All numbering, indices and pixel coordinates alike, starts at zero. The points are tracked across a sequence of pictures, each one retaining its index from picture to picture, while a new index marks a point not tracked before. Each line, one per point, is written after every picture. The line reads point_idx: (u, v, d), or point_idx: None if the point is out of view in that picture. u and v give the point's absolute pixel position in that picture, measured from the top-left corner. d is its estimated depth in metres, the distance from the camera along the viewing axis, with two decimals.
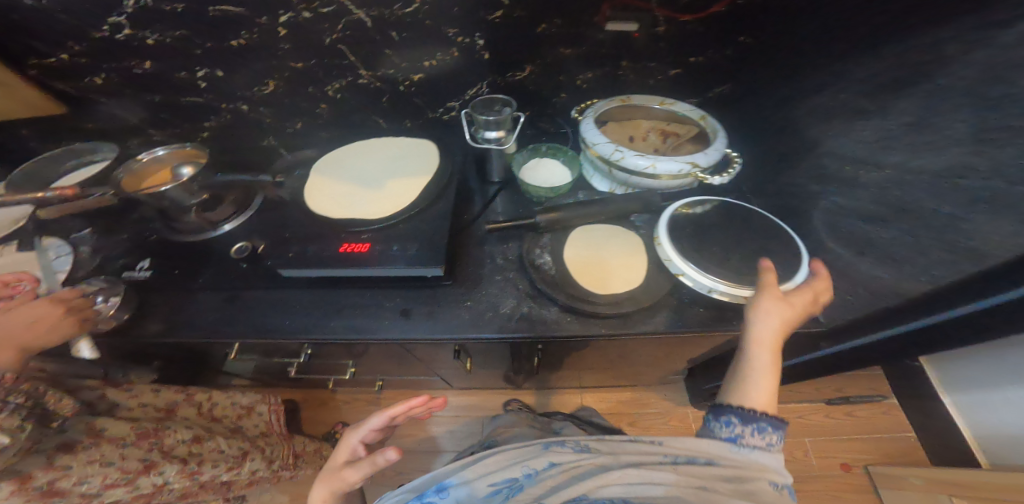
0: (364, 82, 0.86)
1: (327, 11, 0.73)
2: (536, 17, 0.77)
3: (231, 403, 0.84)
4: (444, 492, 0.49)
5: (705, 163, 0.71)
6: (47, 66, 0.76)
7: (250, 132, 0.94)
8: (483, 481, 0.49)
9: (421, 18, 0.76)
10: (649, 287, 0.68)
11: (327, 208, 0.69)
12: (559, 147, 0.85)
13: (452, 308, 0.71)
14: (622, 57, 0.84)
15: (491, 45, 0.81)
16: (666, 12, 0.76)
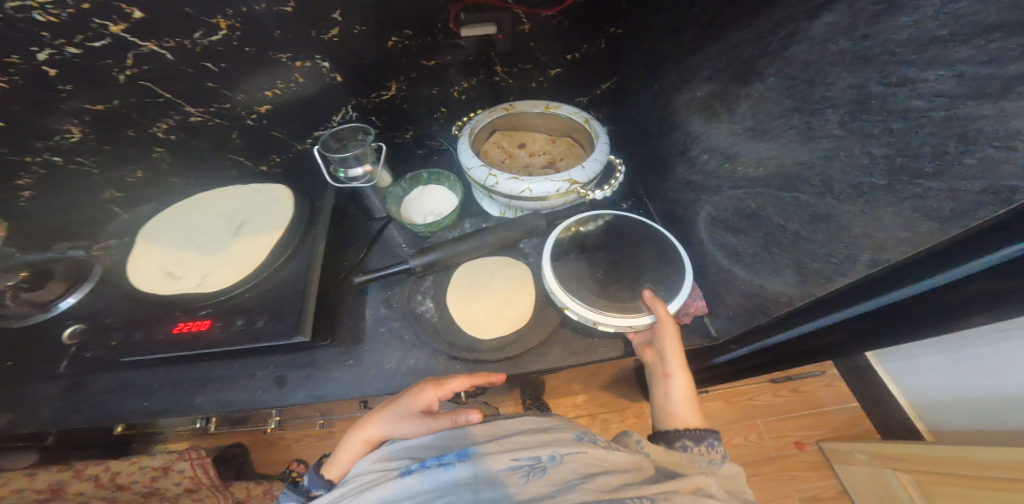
0: (198, 120, 0.74)
1: (100, 45, 0.59)
2: (379, 30, 0.67)
3: (141, 467, 0.79)
4: (465, 457, 0.44)
5: (584, 179, 0.67)
6: None
7: (79, 193, 0.79)
8: (511, 454, 0.44)
9: (237, 45, 0.65)
10: (535, 323, 0.66)
11: (161, 285, 0.61)
12: (441, 172, 0.79)
13: (333, 369, 0.62)
14: (492, 61, 0.76)
15: (336, 67, 0.72)
16: (524, 9, 0.68)
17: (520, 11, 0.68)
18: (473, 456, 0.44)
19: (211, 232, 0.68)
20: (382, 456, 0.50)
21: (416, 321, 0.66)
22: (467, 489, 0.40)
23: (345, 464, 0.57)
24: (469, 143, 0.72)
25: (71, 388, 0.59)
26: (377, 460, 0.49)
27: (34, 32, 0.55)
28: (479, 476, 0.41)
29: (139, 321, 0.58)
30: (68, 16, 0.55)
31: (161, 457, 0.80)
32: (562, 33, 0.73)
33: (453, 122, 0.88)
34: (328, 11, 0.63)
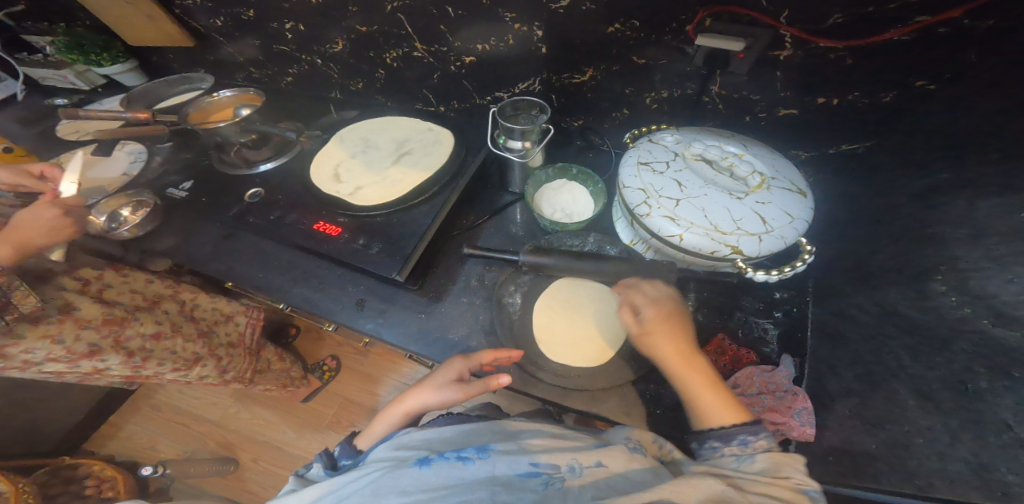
0: (418, 56, 0.82)
1: None
2: (607, 13, 0.62)
3: (213, 307, 0.84)
4: (485, 453, 0.42)
5: (751, 253, 0.51)
6: (183, 8, 0.90)
7: (320, 84, 0.98)
8: (529, 458, 0.41)
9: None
10: (607, 371, 0.58)
11: (322, 179, 0.70)
12: (592, 174, 0.72)
13: (406, 313, 0.65)
14: (712, 78, 0.64)
15: (550, 41, 0.69)
16: (798, 33, 0.53)
17: (789, 34, 0.54)
18: (493, 453, 0.42)
19: (375, 149, 0.74)
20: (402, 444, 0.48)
21: (499, 310, 0.63)
22: (484, 490, 0.38)
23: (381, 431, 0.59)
24: (634, 156, 0.60)
25: (226, 237, 0.73)
26: (397, 447, 0.48)
27: None
28: (498, 479, 0.39)
29: (292, 206, 0.68)
30: None
31: (232, 306, 0.87)
32: (833, 73, 0.56)
33: (626, 128, 0.79)
34: None
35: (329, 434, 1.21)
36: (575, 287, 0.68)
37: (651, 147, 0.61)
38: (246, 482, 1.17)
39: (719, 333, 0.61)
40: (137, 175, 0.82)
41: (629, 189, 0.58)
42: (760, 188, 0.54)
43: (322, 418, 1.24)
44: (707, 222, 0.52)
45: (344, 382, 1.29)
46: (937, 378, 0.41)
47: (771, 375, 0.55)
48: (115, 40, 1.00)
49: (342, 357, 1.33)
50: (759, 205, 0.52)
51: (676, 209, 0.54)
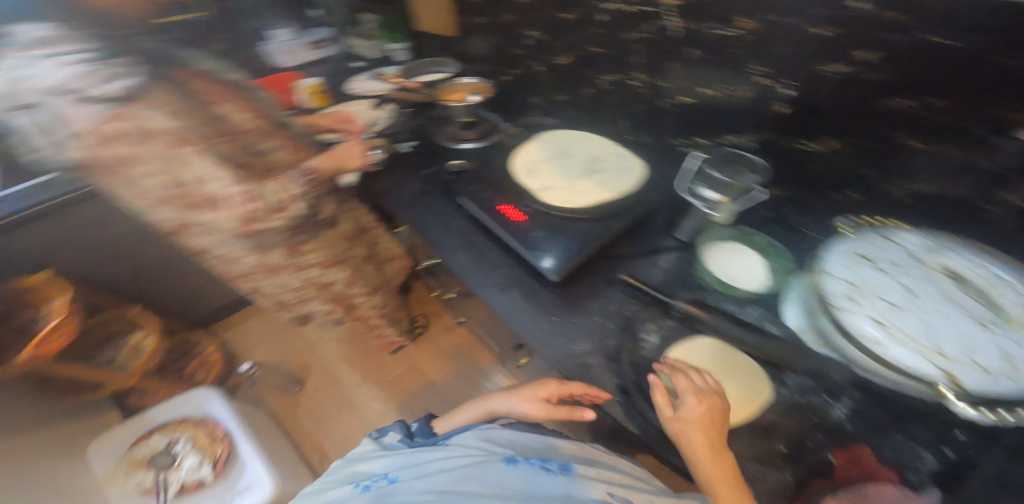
0: (632, 84, 0.86)
1: (645, 11, 0.73)
2: (891, 85, 0.53)
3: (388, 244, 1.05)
4: (565, 471, 0.57)
5: (978, 392, 0.41)
6: (464, 4, 1.12)
7: (530, 88, 1.11)
8: (603, 486, 0.55)
9: (735, 45, 0.65)
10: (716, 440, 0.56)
11: (519, 169, 0.79)
12: (778, 251, 0.68)
13: (539, 310, 0.70)
14: (1005, 185, 0.50)
15: (796, 103, 0.64)
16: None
17: None
18: (573, 474, 0.57)
19: (569, 159, 0.80)
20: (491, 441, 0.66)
21: (631, 342, 0.65)
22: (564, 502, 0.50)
23: (456, 423, 0.84)
24: (852, 245, 0.57)
25: (422, 193, 0.89)
26: (483, 440, 0.66)
27: None
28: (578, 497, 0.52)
29: (486, 183, 0.78)
30: None
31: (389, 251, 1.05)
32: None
33: (828, 211, 0.72)
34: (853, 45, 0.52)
35: (390, 391, 1.40)
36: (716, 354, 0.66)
37: (883, 244, 0.56)
38: (297, 413, 1.37)
39: (863, 443, 0.53)
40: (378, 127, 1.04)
41: (830, 276, 0.53)
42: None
43: (389, 372, 1.43)
44: (925, 338, 0.45)
45: (426, 352, 1.46)
46: None
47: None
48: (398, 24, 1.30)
49: (432, 329, 1.51)
50: (1015, 344, 0.43)
51: (888, 312, 0.48)
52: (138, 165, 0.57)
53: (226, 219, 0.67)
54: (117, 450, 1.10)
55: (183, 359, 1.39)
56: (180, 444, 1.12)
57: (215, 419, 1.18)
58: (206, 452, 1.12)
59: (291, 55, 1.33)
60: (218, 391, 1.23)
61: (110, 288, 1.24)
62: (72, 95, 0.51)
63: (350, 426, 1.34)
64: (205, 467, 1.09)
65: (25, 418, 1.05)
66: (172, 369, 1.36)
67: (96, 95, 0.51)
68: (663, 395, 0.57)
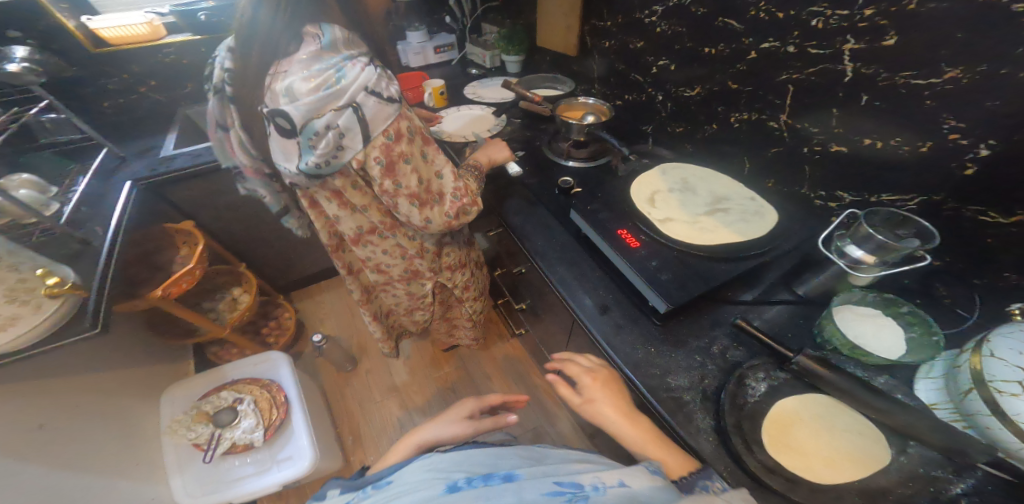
0: (772, 126, 0.83)
1: (816, 53, 0.70)
2: None
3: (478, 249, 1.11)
4: (511, 476, 0.46)
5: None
6: (597, 28, 1.15)
7: (644, 116, 1.12)
8: (552, 480, 0.45)
9: (922, 95, 0.61)
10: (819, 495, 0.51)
11: (639, 195, 0.79)
12: (927, 322, 0.62)
13: (638, 338, 0.69)
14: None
15: (994, 165, 0.58)
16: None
17: None
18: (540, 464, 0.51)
19: (691, 195, 0.79)
20: (436, 469, 0.50)
21: (736, 385, 0.61)
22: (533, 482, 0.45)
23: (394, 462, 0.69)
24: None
25: (529, 204, 0.93)
26: (427, 471, 0.50)
27: (791, 30, 0.72)
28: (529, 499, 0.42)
29: (601, 201, 0.79)
30: (831, 28, 0.66)
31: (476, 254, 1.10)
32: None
33: (974, 297, 0.65)
34: None
35: (439, 387, 1.44)
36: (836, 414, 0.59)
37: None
38: (346, 385, 1.45)
39: None
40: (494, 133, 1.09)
41: (993, 354, 0.48)
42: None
43: (439, 369, 1.49)
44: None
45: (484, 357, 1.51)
46: None
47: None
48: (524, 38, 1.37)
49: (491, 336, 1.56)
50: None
51: None
52: (409, 162, 0.63)
53: (441, 213, 0.71)
54: (195, 396, 1.16)
55: (264, 319, 1.52)
56: (244, 403, 1.12)
57: (277, 385, 1.17)
58: (262, 416, 1.11)
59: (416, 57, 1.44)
60: (289, 359, 1.24)
61: (227, 243, 1.39)
62: (382, 100, 0.57)
63: (390, 414, 1.38)
64: (257, 431, 1.08)
65: (132, 354, 1.18)
66: (253, 327, 1.48)
67: (388, 94, 0.58)
68: (567, 388, 0.65)
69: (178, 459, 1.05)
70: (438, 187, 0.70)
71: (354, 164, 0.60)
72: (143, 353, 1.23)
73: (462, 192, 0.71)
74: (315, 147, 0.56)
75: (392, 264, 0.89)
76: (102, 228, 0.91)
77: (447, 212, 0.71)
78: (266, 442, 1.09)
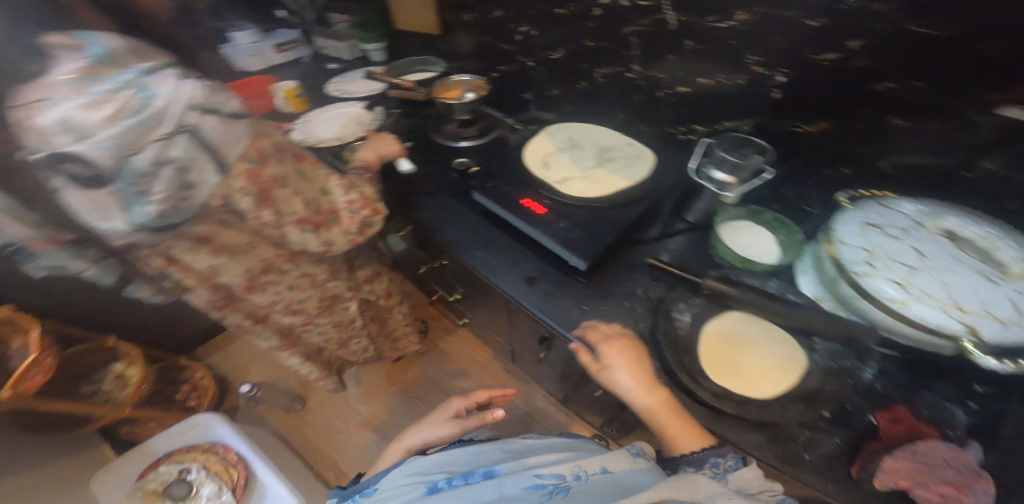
0: (631, 76, 0.89)
1: (645, 5, 0.76)
2: (878, 72, 0.59)
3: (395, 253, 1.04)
4: (493, 473, 0.52)
5: (994, 341, 0.45)
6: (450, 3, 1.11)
7: (522, 84, 1.13)
8: (533, 474, 0.50)
9: (728, 35, 0.70)
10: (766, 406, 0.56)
11: (533, 163, 0.80)
12: (787, 225, 0.73)
13: (569, 300, 0.71)
14: (987, 153, 0.56)
15: (796, 87, 0.68)
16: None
17: None
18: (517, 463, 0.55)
19: (580, 153, 0.82)
20: (417, 471, 0.58)
21: (665, 321, 0.65)
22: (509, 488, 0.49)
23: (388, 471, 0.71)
24: (861, 215, 0.60)
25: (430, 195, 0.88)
26: (411, 475, 0.58)
27: None
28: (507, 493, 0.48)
29: (500, 177, 0.79)
30: None
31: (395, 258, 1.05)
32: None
33: (820, 187, 0.78)
34: (846, 37, 0.58)
35: (400, 399, 1.37)
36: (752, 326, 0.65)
37: (885, 211, 0.60)
38: (304, 427, 1.33)
39: (893, 400, 0.55)
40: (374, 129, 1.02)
41: (847, 245, 0.57)
42: (1021, 276, 0.48)
43: (395, 381, 1.40)
44: (942, 294, 0.49)
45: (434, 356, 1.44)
46: None
47: (957, 452, 0.48)
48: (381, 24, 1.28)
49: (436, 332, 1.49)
50: (1018, 293, 0.47)
51: (903, 274, 0.51)
52: (281, 187, 0.58)
53: (342, 231, 0.69)
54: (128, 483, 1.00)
55: (172, 386, 1.31)
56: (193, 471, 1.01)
57: (224, 443, 1.06)
58: (222, 478, 1.00)
59: (253, 59, 1.24)
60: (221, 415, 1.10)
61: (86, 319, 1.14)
62: (225, 116, 0.51)
63: (364, 444, 1.29)
64: (225, 494, 0.97)
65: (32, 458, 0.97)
66: (162, 397, 1.28)
67: (232, 112, 0.51)
68: (585, 354, 0.64)
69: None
70: (329, 205, 0.66)
71: (213, 202, 0.53)
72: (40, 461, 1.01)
73: (359, 203, 0.68)
74: (149, 192, 0.47)
75: (304, 299, 0.81)
76: None
77: (348, 229, 0.69)
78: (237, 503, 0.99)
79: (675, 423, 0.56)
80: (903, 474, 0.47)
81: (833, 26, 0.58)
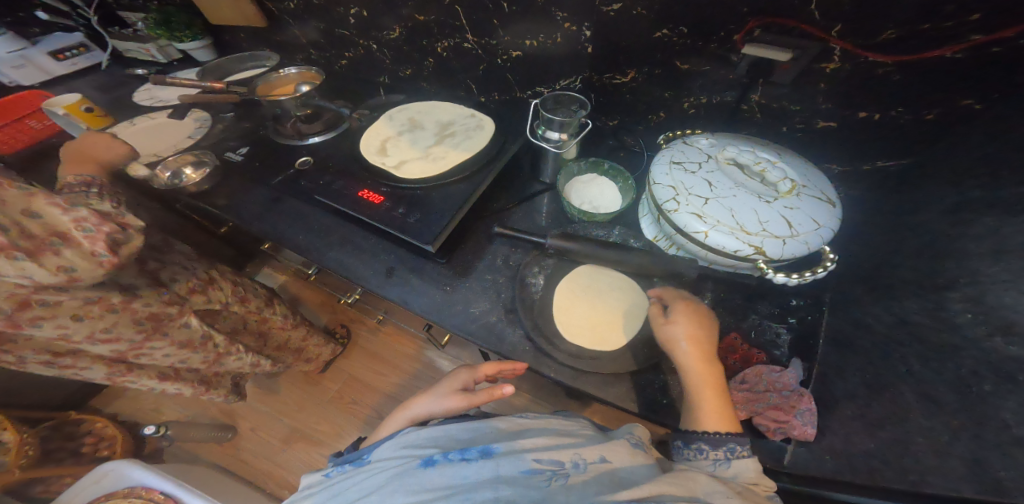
0: (468, 48, 0.86)
1: None
2: (655, 20, 0.65)
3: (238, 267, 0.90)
4: (487, 455, 0.44)
5: (773, 255, 0.53)
6: None
7: (372, 69, 1.05)
8: (529, 455, 0.43)
9: None
10: (617, 358, 0.59)
11: (372, 150, 0.75)
12: (620, 170, 0.76)
13: (431, 285, 0.69)
14: (753, 88, 0.65)
15: (601, 38, 0.72)
16: (846, 46, 0.54)
17: (838, 47, 0.55)
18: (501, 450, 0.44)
19: (420, 132, 0.78)
20: (411, 440, 0.50)
21: (520, 288, 0.66)
22: (492, 484, 0.40)
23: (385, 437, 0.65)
24: (668, 155, 0.63)
25: (273, 202, 0.79)
26: (401, 446, 0.49)
27: None
28: (502, 482, 0.40)
29: (340, 174, 0.73)
30: None
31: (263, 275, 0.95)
32: (883, 91, 0.56)
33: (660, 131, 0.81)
34: None
35: (331, 410, 1.26)
36: (593, 282, 0.70)
37: (685, 148, 0.64)
38: (243, 453, 1.21)
39: (730, 331, 0.60)
40: (200, 139, 0.90)
41: (660, 185, 0.60)
42: (790, 194, 0.55)
43: (326, 392, 1.29)
44: (736, 221, 0.54)
45: (351, 359, 1.34)
46: (946, 381, 0.44)
47: (779, 375, 0.53)
48: (198, 20, 1.12)
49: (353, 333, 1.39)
50: (787, 210, 0.54)
51: (704, 206, 0.56)
52: None
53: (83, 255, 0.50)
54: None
55: None
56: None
57: (144, 486, 0.90)
58: None
59: (19, 72, 1.05)
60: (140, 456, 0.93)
61: None
62: None
63: (315, 456, 1.19)
64: None
65: None
66: None
67: None
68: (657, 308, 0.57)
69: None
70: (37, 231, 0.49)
71: None
72: None
73: (94, 218, 0.51)
74: None
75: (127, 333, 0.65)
76: None
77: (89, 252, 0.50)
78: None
79: (707, 399, 0.50)
80: (738, 407, 0.52)
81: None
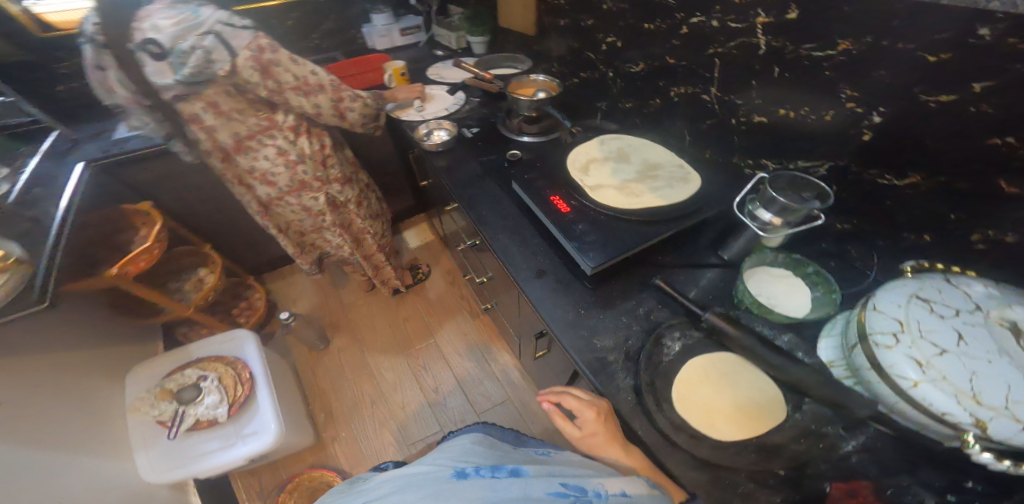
0: (704, 99, 0.86)
1: (735, 27, 0.73)
2: (1006, 125, 0.50)
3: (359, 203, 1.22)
4: (514, 470, 0.47)
5: (997, 436, 0.42)
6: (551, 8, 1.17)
7: (599, 92, 1.14)
8: (556, 479, 0.46)
9: (825, 67, 0.64)
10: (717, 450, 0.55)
11: (575, 166, 0.83)
12: (825, 278, 0.67)
13: (570, 301, 0.72)
14: None
15: (886, 132, 0.61)
16: None
17: None
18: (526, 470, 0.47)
19: (624, 166, 0.82)
20: (445, 447, 0.55)
21: (653, 345, 0.65)
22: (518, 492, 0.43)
23: None
24: (911, 286, 0.52)
25: (479, 177, 0.94)
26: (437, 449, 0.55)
27: (713, 5, 0.75)
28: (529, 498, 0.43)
29: (541, 174, 0.82)
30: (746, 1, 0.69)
31: None
32: None
33: (885, 252, 0.70)
34: (970, 79, 0.51)
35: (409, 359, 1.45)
36: (731, 372, 0.63)
37: (940, 286, 0.52)
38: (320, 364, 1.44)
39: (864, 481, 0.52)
40: (452, 112, 1.12)
41: (876, 310, 0.51)
42: None
43: (411, 346, 1.48)
44: (969, 384, 0.43)
45: (449, 327, 1.53)
46: None
47: None
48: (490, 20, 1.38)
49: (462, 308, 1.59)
50: None
51: (934, 356, 0.45)
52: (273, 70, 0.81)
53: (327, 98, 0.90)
54: (157, 376, 1.07)
55: (233, 301, 1.47)
56: (208, 380, 1.04)
57: (243, 362, 1.10)
58: (227, 393, 1.03)
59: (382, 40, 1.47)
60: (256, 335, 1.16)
61: (188, 225, 1.35)
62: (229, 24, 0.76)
63: (361, 393, 1.37)
64: (221, 408, 1.01)
65: (121, 332, 1.18)
66: (223, 308, 1.44)
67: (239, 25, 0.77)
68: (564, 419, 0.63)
69: (137, 440, 0.97)
70: (318, 81, 0.87)
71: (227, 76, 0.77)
72: (132, 331, 1.23)
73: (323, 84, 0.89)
74: (187, 63, 0.73)
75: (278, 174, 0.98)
76: (54, 208, 0.90)
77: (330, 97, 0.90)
78: (231, 418, 1.02)
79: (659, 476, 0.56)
80: None
81: (959, 61, 0.51)
